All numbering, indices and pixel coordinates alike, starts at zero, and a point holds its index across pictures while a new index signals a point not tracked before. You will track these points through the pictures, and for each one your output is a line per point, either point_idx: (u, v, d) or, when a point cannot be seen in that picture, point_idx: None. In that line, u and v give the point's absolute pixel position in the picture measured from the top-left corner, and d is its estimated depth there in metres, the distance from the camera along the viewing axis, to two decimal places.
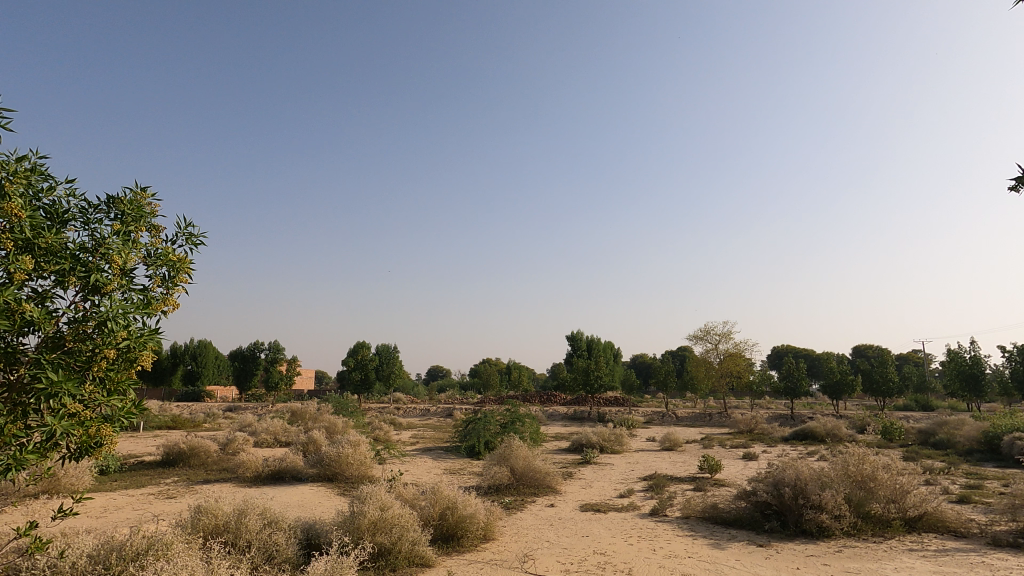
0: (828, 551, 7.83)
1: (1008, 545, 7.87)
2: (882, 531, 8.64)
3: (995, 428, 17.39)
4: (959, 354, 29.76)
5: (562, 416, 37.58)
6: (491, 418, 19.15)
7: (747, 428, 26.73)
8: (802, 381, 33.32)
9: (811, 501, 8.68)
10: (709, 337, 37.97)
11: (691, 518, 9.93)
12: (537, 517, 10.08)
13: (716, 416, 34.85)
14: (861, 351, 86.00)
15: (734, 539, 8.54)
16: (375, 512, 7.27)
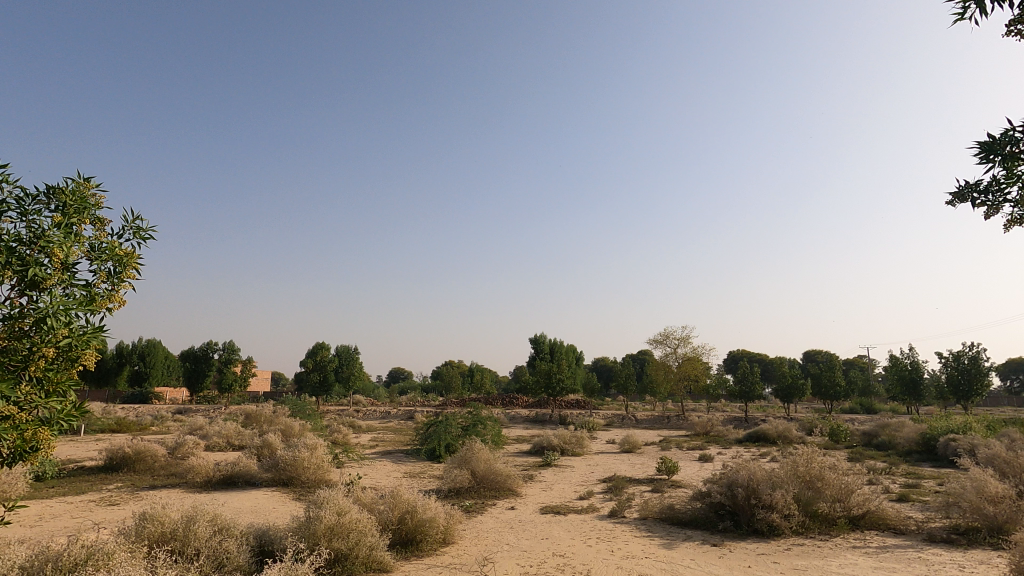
0: (778, 549, 8.10)
1: (942, 541, 8.30)
2: (828, 529, 9.00)
3: (932, 430, 18.36)
4: (900, 359, 31.39)
5: (523, 418, 37.70)
6: (453, 421, 19.07)
7: (704, 431, 27.39)
8: (755, 384, 34.37)
9: (762, 501, 8.99)
10: (668, 341, 38.69)
11: (649, 519, 10.12)
12: (498, 520, 10.07)
13: (674, 419, 35.53)
14: (812, 356, 89.25)
15: (689, 539, 8.74)
16: (332, 517, 7.12)
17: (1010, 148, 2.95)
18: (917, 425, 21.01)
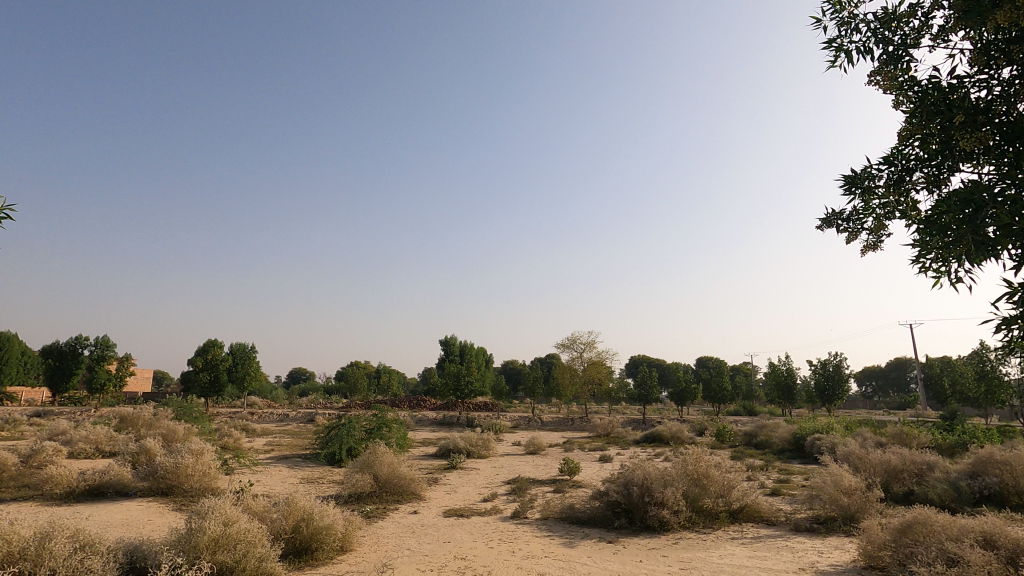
0: (667, 543, 8.61)
1: (806, 530, 9.24)
2: (711, 522, 9.71)
3: (801, 430, 20.43)
4: (778, 366, 34.64)
5: (430, 421, 37.24)
6: (356, 424, 18.42)
7: (605, 433, 28.56)
8: (653, 388, 36.38)
9: (655, 498, 9.54)
10: (574, 346, 39.90)
11: (549, 518, 10.37)
12: (399, 525, 9.86)
13: (578, 421, 36.73)
14: (704, 362, 96.13)
15: (586, 537, 9.06)
16: (217, 528, 6.61)
17: (869, 181, 3.30)
18: (789, 426, 23.28)
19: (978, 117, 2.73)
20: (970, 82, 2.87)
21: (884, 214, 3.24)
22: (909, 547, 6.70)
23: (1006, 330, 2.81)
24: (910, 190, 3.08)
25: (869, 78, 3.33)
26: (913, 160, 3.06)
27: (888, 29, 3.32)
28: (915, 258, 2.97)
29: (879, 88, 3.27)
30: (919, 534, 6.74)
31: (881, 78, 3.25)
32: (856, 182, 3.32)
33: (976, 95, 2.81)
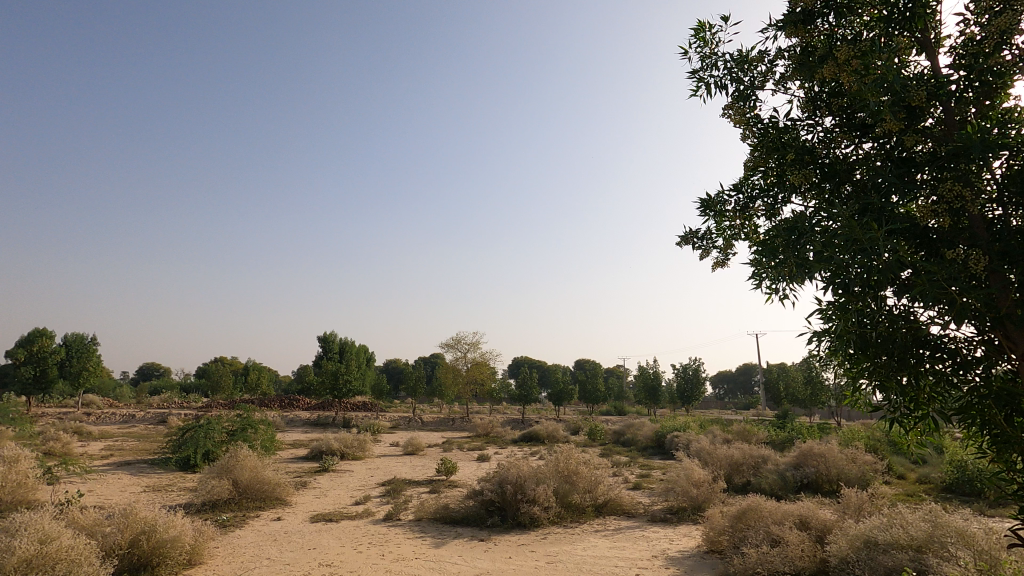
0: (536, 538, 8.91)
1: (660, 520, 10.07)
2: (577, 517, 10.21)
3: (663, 429, 22.24)
4: (647, 369, 37.41)
5: (302, 421, 35.18)
6: (216, 425, 16.88)
7: (484, 432, 28.92)
8: (533, 389, 37.52)
9: (527, 495, 9.84)
10: (459, 346, 39.90)
11: (423, 519, 10.26)
12: (259, 534, 9.19)
13: (459, 420, 36.81)
14: (581, 364, 101.08)
15: (459, 537, 9.09)
16: (30, 547, 5.69)
17: (721, 206, 3.65)
18: (652, 425, 25.26)
19: (803, 156, 3.15)
20: (799, 125, 3.30)
21: (730, 236, 3.61)
22: (742, 531, 7.56)
23: (817, 341, 3.24)
24: (752, 216, 3.47)
25: (722, 112, 3.70)
26: (755, 190, 3.44)
27: (740, 72, 3.72)
28: (751, 277, 3.33)
29: (730, 122, 3.64)
30: (751, 520, 7.63)
31: (732, 114, 3.62)
32: (709, 205, 3.66)
33: (802, 137, 3.24)
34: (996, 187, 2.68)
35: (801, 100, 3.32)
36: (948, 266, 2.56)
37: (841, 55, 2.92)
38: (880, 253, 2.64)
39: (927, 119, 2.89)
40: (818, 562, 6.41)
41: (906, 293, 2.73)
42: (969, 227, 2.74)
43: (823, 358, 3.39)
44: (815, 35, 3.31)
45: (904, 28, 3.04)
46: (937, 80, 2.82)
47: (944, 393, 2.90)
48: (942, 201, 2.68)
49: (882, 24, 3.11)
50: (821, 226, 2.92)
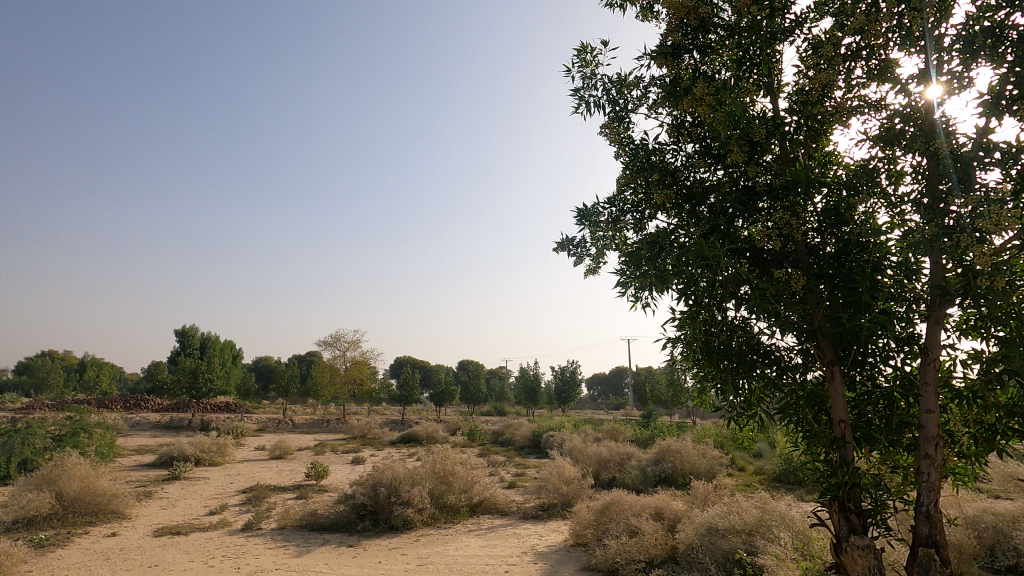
0: (408, 541, 8.77)
1: (532, 517, 10.41)
2: (452, 517, 10.23)
3: (539, 429, 23.01)
4: (528, 371, 38.46)
5: (151, 424, 31.44)
6: (38, 429, 14.53)
7: (361, 434, 27.93)
8: (414, 389, 36.91)
9: (401, 498, 9.67)
10: (338, 344, 38.10)
11: (287, 527, 9.65)
12: (87, 552, 8.06)
13: (334, 422, 35.16)
14: (464, 365, 101.48)
15: (326, 543, 8.68)
16: None
17: (596, 217, 3.87)
18: (530, 425, 26.05)
19: (666, 177, 3.45)
20: (665, 149, 3.61)
21: (602, 245, 3.84)
22: (605, 524, 8.05)
23: (672, 347, 3.54)
24: (623, 229, 3.71)
25: (600, 129, 3.94)
26: (627, 205, 3.69)
27: (617, 93, 3.99)
28: (617, 285, 3.58)
29: (606, 140, 3.88)
30: (613, 513, 8.15)
31: (608, 132, 3.87)
32: (585, 216, 3.87)
33: (667, 160, 3.55)
34: (816, 218, 3.14)
35: (668, 126, 3.64)
36: (778, 285, 2.95)
37: (700, 90, 3.25)
38: (723, 270, 2.98)
39: (767, 154, 3.30)
40: (668, 549, 7.01)
41: (743, 305, 3.10)
42: (794, 251, 3.18)
43: (676, 362, 3.72)
44: (682, 69, 3.64)
45: (753, 71, 3.46)
46: (775, 121, 3.24)
47: (769, 394, 3.32)
48: (774, 227, 3.08)
49: (735, 66, 3.51)
50: (678, 241, 3.22)
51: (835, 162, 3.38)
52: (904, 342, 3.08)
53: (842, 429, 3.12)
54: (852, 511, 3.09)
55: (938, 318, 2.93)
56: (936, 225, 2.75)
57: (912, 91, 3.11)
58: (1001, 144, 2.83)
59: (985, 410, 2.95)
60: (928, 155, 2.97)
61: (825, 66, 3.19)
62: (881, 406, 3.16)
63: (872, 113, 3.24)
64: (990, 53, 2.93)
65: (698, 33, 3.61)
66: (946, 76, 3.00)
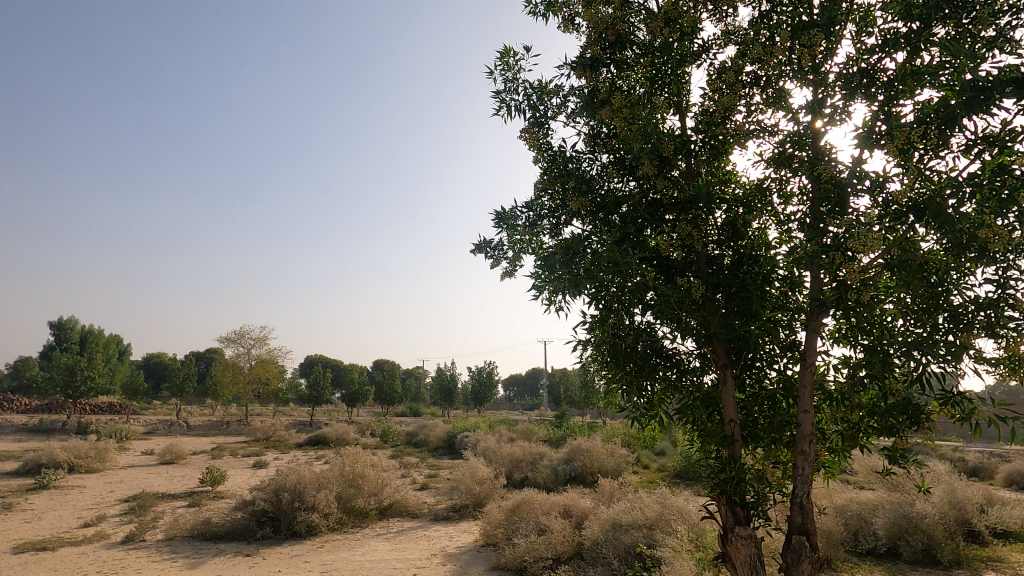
0: (311, 548, 8.40)
1: (443, 518, 10.33)
2: (360, 521, 9.93)
3: (453, 430, 22.90)
4: (444, 371, 38.12)
5: (15, 428, 27.87)
6: None
7: (264, 436, 26.42)
8: (325, 389, 35.44)
9: (305, 503, 9.25)
10: (242, 341, 35.74)
11: (176, 538, 8.92)
12: None
13: (235, 424, 32.97)
14: (379, 365, 98.96)
15: (220, 554, 8.11)
16: None
17: (514, 220, 3.91)
18: (445, 425, 25.86)
19: (582, 185, 3.56)
20: (582, 157, 3.73)
21: (519, 249, 3.88)
22: (515, 523, 8.15)
23: (582, 350, 3.65)
24: (540, 234, 3.78)
25: (519, 133, 3.99)
26: (545, 210, 3.77)
27: (538, 100, 4.06)
28: (532, 288, 3.63)
29: (526, 144, 3.94)
30: (523, 512, 8.27)
31: (528, 136, 3.93)
32: (503, 218, 3.91)
33: (583, 168, 3.66)
34: (716, 231, 3.37)
35: (585, 136, 3.75)
36: (680, 292, 3.12)
37: (616, 102, 3.39)
38: (632, 276, 3.11)
39: (674, 169, 3.50)
40: (574, 545, 7.23)
41: (649, 311, 3.27)
42: (694, 261, 3.40)
43: (586, 364, 3.84)
44: (599, 81, 3.78)
45: (665, 89, 3.66)
46: (683, 138, 3.44)
47: (669, 395, 3.52)
48: (679, 239, 3.27)
49: (648, 83, 3.70)
50: (591, 248, 3.33)
51: (733, 180, 3.64)
52: (787, 347, 3.38)
53: (732, 429, 3.37)
54: (738, 504, 3.35)
55: (815, 328, 3.25)
56: (816, 243, 3.04)
57: (800, 120, 3.42)
58: (870, 173, 3.18)
59: (850, 410, 3.29)
60: (811, 179, 3.28)
61: (726, 90, 3.43)
62: (766, 407, 3.44)
63: (766, 137, 3.53)
64: (864, 92, 3.29)
65: (614, 49, 3.76)
66: (828, 109, 3.33)
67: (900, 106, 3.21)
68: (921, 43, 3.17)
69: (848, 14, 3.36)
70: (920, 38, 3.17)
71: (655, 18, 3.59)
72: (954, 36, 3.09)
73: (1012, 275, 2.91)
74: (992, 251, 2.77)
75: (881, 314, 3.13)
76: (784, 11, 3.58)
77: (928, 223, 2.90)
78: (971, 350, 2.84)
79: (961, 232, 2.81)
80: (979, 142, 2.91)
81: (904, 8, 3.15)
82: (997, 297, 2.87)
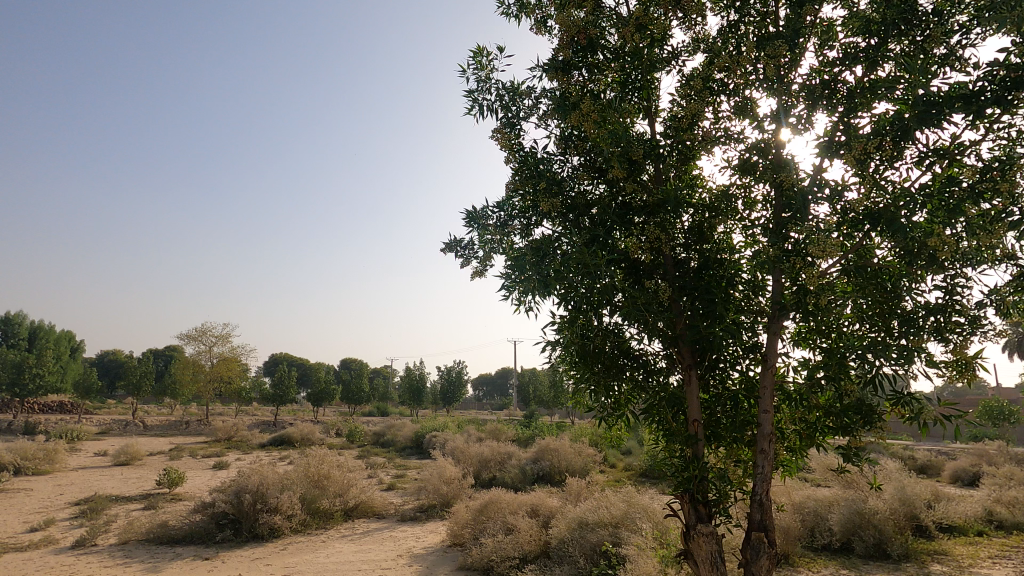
0: (274, 550, 8.21)
1: (410, 518, 10.23)
2: (324, 522, 9.75)
3: (421, 430, 22.69)
4: (413, 371, 37.76)
5: None
6: None
7: (226, 437, 25.69)
8: (290, 388, 34.66)
9: (268, 505, 9.03)
10: (203, 338, 34.63)
11: (130, 542, 8.59)
12: None
13: (195, 424, 31.95)
14: (347, 363, 97.50)
15: (177, 558, 7.85)
16: None
17: (485, 219, 3.91)
18: (413, 425, 25.61)
19: (553, 187, 3.59)
20: (553, 159, 3.75)
21: (489, 248, 3.88)
22: (483, 523, 8.13)
23: (551, 350, 3.68)
24: (510, 234, 3.78)
25: (491, 133, 3.99)
26: (516, 210, 3.77)
27: (510, 101, 4.07)
28: (501, 288, 3.64)
29: (497, 144, 3.94)
30: (491, 511, 8.27)
31: (500, 136, 3.93)
32: (474, 218, 3.90)
33: (554, 170, 3.69)
34: (683, 235, 3.44)
35: (556, 138, 3.78)
36: (647, 294, 3.17)
37: (587, 106, 3.42)
38: (601, 278, 3.14)
39: (643, 173, 3.56)
40: (541, 544, 7.26)
41: (617, 313, 3.31)
42: (661, 264, 3.46)
43: (555, 364, 3.87)
44: (571, 84, 3.81)
45: (636, 93, 3.72)
46: (652, 142, 3.50)
47: (636, 395, 3.57)
48: (647, 242, 3.33)
49: (620, 87, 3.75)
50: (561, 249, 3.36)
51: (700, 186, 3.72)
52: (749, 349, 3.47)
53: (695, 428, 3.45)
54: (700, 502, 3.42)
55: (775, 330, 3.34)
56: (778, 248, 3.14)
57: (766, 128, 3.51)
58: (829, 182, 3.29)
59: (808, 410, 3.40)
60: (774, 186, 3.38)
61: (694, 97, 3.50)
62: (728, 408, 3.54)
63: (732, 144, 3.62)
64: (825, 103, 3.40)
65: (586, 52, 3.80)
66: (792, 118, 3.43)
67: (858, 118, 3.34)
68: (878, 58, 3.30)
69: (811, 27, 3.48)
70: (878, 54, 3.30)
71: (627, 24, 3.63)
72: (909, 52, 3.24)
73: (958, 282, 3.06)
74: (941, 259, 2.91)
75: (838, 318, 3.25)
76: (751, 21, 3.68)
77: (883, 230, 3.03)
78: (921, 353, 2.97)
79: (913, 239, 2.94)
80: (930, 154, 3.05)
81: (863, 23, 3.28)
82: (945, 303, 3.01)
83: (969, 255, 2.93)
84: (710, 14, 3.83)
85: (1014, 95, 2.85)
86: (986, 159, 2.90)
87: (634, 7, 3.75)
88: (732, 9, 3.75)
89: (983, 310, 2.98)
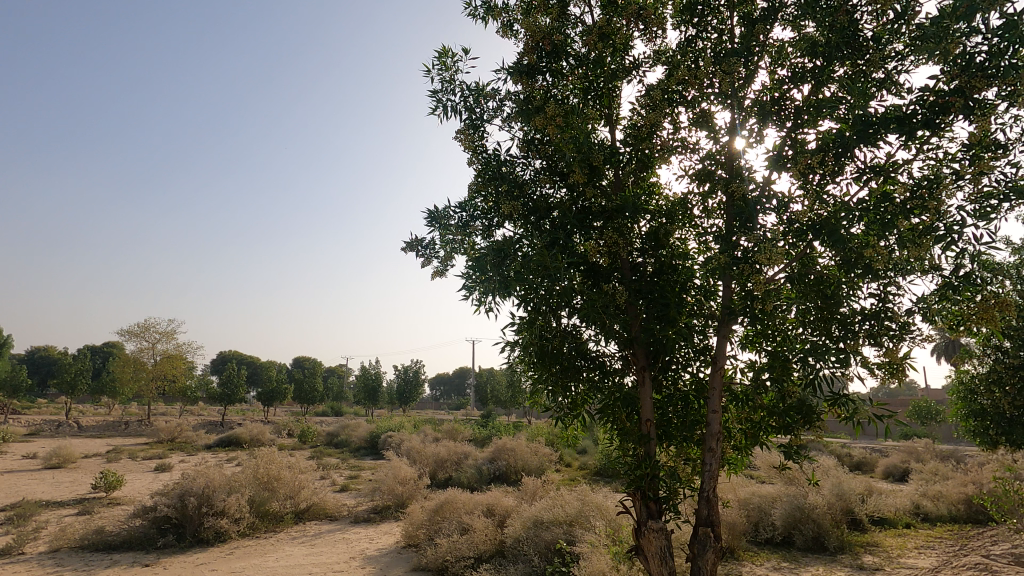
0: (220, 555, 7.94)
1: (363, 519, 10.09)
2: (274, 525, 9.49)
3: (377, 430, 22.37)
4: (369, 370, 37.15)
5: None
6: None
7: (169, 437, 24.61)
8: (239, 387, 33.47)
9: (214, 508, 8.72)
10: (146, 334, 32.99)
11: (62, 549, 8.11)
12: None
13: (135, 424, 30.42)
14: (300, 361, 95.01)
15: (114, 565, 7.48)
16: None
17: (446, 219, 3.91)
18: (368, 425, 25.21)
19: (514, 189, 3.63)
20: (515, 161, 3.80)
21: (451, 248, 3.88)
22: (438, 523, 8.10)
23: (510, 350, 3.72)
24: (471, 234, 3.79)
25: (455, 134, 4.01)
26: (479, 211, 3.78)
27: (474, 102, 4.09)
28: (462, 288, 3.66)
29: (461, 144, 3.96)
30: (446, 512, 8.24)
31: (463, 137, 3.95)
32: (435, 218, 3.90)
33: (516, 172, 3.73)
34: (639, 239, 3.53)
35: (519, 140, 3.82)
36: (606, 296, 3.25)
37: (550, 110, 3.47)
38: (560, 279, 3.21)
39: (603, 178, 3.63)
40: (496, 543, 7.28)
41: (575, 314, 3.38)
42: (618, 268, 3.55)
43: (514, 364, 3.91)
44: (535, 88, 3.86)
45: (598, 101, 3.81)
46: (612, 149, 3.60)
47: (591, 396, 3.64)
48: (605, 246, 3.42)
49: (582, 94, 3.82)
50: (521, 251, 3.40)
51: (658, 192, 3.84)
52: (700, 351, 3.60)
53: (648, 428, 3.55)
54: (651, 499, 3.52)
55: (725, 333, 3.48)
56: (728, 255, 3.28)
57: (720, 139, 3.66)
58: (777, 194, 3.46)
59: (753, 410, 3.56)
60: (726, 195, 3.53)
61: (653, 107, 3.61)
62: (679, 408, 3.66)
63: (689, 154, 3.75)
64: (775, 119, 3.56)
65: (550, 58, 3.86)
66: (743, 132, 3.59)
67: (805, 133, 3.50)
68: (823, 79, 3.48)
69: (763, 46, 3.64)
70: (822, 75, 3.49)
71: (591, 33, 3.71)
72: (851, 74, 3.44)
73: (890, 290, 3.27)
74: (877, 269, 3.11)
75: (784, 323, 3.40)
76: (708, 38, 3.83)
77: (825, 240, 3.20)
78: (856, 355, 3.16)
79: (851, 249, 3.13)
80: (867, 171, 3.25)
81: (811, 45, 3.43)
82: (878, 309, 3.22)
83: (900, 265, 3.14)
84: (670, 28, 3.95)
85: (943, 119, 3.06)
86: (916, 176, 3.11)
87: (597, 16, 3.83)
88: (691, 24, 3.89)
89: (912, 317, 3.19)
